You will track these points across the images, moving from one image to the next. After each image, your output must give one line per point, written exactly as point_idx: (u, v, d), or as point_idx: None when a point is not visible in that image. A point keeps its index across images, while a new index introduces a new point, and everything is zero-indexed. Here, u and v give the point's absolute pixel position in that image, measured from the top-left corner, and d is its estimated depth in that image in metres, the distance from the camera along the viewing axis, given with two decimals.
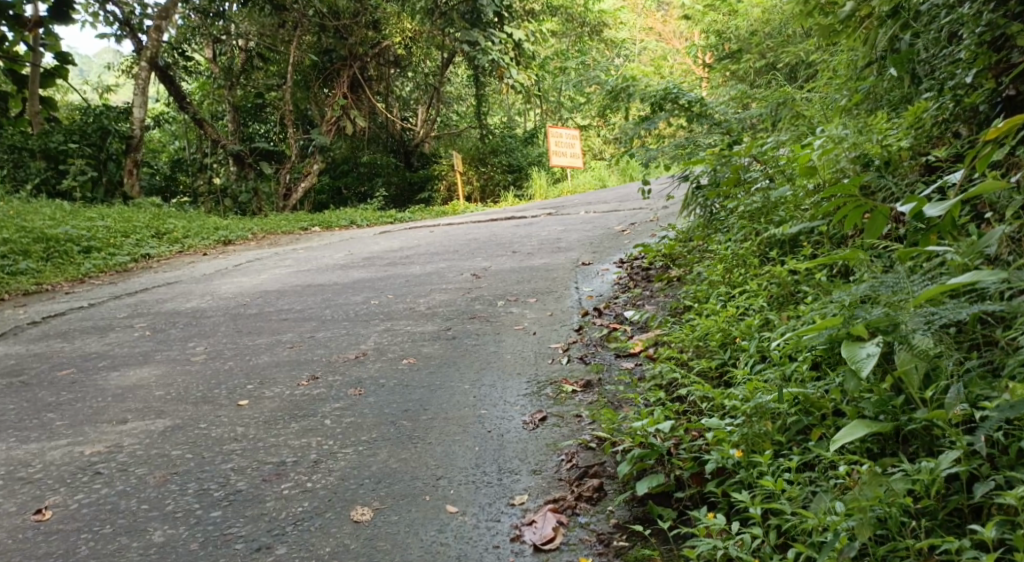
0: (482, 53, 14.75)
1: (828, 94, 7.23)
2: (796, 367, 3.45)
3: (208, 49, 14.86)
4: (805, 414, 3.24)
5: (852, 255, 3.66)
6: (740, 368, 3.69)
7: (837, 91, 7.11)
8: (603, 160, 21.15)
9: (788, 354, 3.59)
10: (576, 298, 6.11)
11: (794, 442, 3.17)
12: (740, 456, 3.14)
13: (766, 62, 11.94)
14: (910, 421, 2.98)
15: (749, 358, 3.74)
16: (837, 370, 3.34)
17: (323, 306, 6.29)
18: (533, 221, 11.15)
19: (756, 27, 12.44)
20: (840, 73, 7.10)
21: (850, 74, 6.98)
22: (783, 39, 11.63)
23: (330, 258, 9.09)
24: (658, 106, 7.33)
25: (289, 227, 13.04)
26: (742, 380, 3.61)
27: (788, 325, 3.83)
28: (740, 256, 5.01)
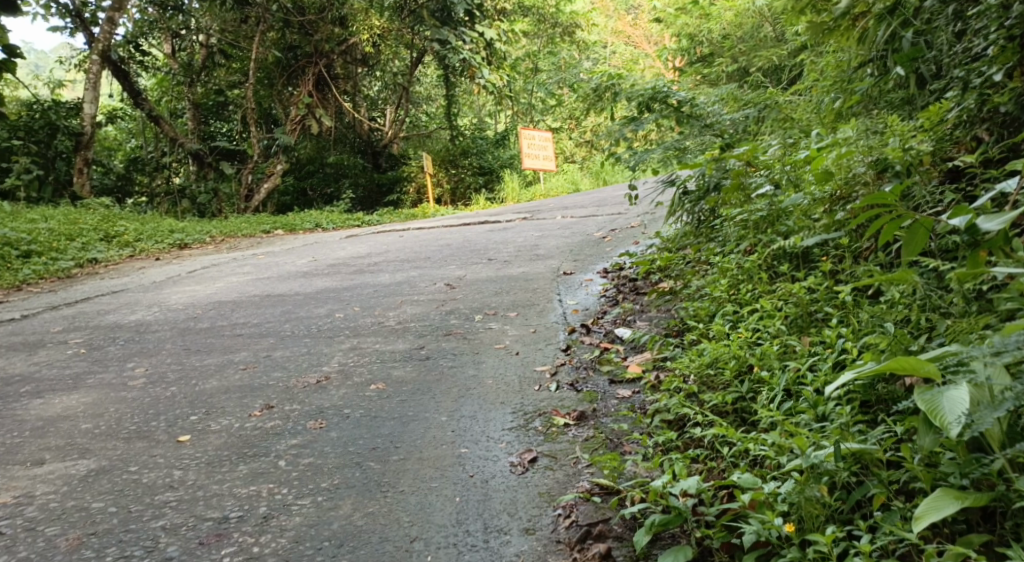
0: (453, 52, 14.25)
1: (818, 96, 6.79)
2: (839, 412, 3.03)
3: (167, 44, 14.24)
4: (863, 475, 2.80)
5: (899, 277, 3.17)
6: (765, 407, 3.23)
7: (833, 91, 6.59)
8: (576, 163, 20.72)
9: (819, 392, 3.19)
10: (560, 313, 5.60)
11: (852, 511, 2.74)
12: (790, 530, 2.70)
13: (738, 66, 11.70)
14: (1011, 492, 2.57)
15: (775, 395, 3.28)
16: (898, 422, 2.92)
17: (282, 320, 5.74)
18: (507, 225, 10.67)
19: (728, 30, 12.12)
20: (834, 73, 6.64)
21: (843, 75, 6.52)
22: (755, 43, 11.43)
23: (292, 265, 8.54)
24: (646, 106, 6.75)
25: (250, 230, 12.42)
26: (767, 421, 3.16)
27: (819, 359, 3.37)
28: (744, 269, 4.51)
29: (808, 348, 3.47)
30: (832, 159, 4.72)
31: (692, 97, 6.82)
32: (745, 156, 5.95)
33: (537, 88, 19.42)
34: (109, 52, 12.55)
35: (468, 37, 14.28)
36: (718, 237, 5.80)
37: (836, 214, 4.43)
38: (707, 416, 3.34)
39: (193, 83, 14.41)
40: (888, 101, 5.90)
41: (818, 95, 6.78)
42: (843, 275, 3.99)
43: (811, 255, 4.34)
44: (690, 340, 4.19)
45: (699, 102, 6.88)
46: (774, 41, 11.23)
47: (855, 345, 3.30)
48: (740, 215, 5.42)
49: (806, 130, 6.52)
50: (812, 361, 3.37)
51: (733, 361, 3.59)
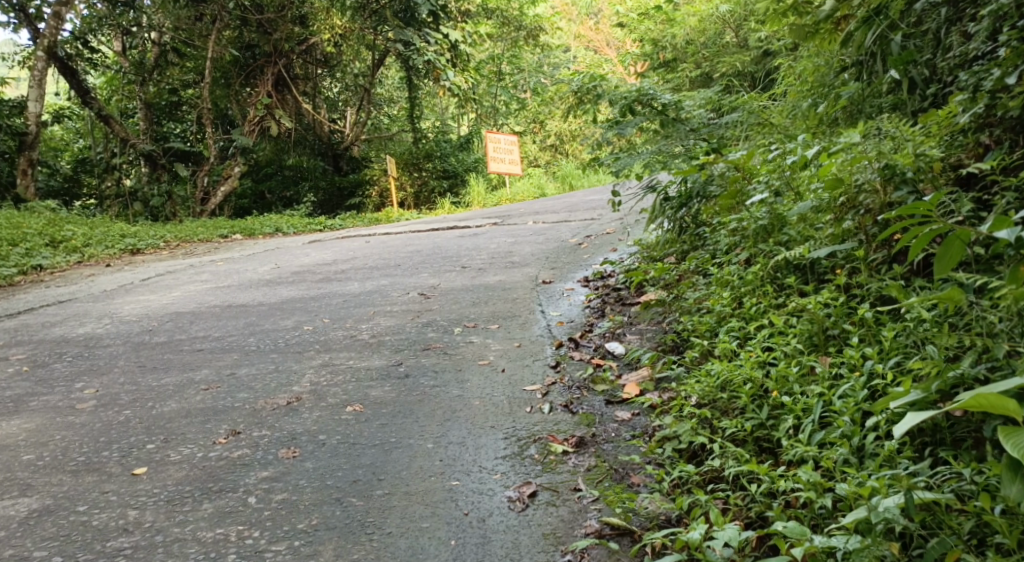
0: (417, 53, 13.95)
1: (799, 99, 6.55)
2: (882, 447, 2.87)
3: (117, 41, 13.66)
4: (932, 529, 2.63)
5: (946, 295, 2.81)
6: (793, 439, 3.03)
7: (813, 99, 6.29)
8: (540, 167, 20.45)
9: (858, 417, 3.01)
10: (544, 326, 5.30)
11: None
12: None
13: (700, 72, 11.57)
14: None
15: (810, 425, 3.05)
16: (966, 465, 2.74)
17: (247, 333, 5.39)
18: (479, 230, 10.35)
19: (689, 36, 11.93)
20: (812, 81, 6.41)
21: (824, 82, 6.28)
22: (717, 48, 11.41)
23: (253, 272, 8.18)
24: (630, 110, 6.47)
25: (207, 234, 11.99)
26: (796, 455, 2.98)
27: (850, 384, 3.12)
28: (747, 282, 4.21)
29: (829, 371, 3.21)
30: (840, 162, 4.34)
31: (678, 100, 6.52)
32: (737, 161, 5.63)
33: (501, 93, 19.11)
34: (56, 48, 12.09)
35: (432, 38, 13.96)
36: (709, 246, 5.53)
37: (846, 223, 4.16)
38: (731, 446, 3.11)
39: (145, 82, 13.77)
40: (868, 108, 5.74)
41: (798, 99, 6.54)
42: (861, 287, 3.70)
43: (820, 267, 4.03)
44: (697, 356, 3.90)
45: (687, 104, 6.57)
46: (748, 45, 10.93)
47: (895, 376, 3.05)
48: (735, 224, 5.17)
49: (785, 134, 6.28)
50: (840, 384, 3.14)
51: (748, 383, 3.30)
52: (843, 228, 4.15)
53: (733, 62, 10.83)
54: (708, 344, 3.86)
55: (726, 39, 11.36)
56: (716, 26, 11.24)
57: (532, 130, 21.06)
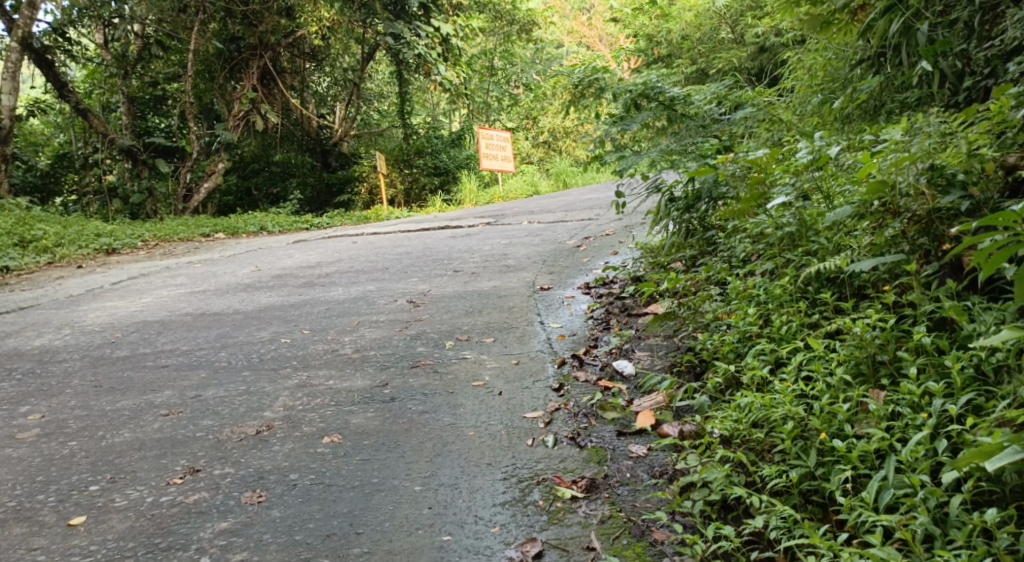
0: (407, 47, 13.41)
1: (806, 98, 6.32)
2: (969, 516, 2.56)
3: (99, 33, 12.95)
4: None
5: None
6: (857, 499, 2.69)
7: (820, 98, 6.16)
8: (533, 164, 19.94)
9: (931, 474, 2.70)
10: (544, 340, 4.85)
11: None
12: None
13: (696, 69, 11.14)
14: None
15: (875, 483, 2.71)
16: None
17: (217, 347, 4.94)
18: (470, 231, 9.89)
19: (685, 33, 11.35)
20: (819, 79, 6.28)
21: (834, 79, 6.11)
22: (712, 45, 10.97)
23: (232, 275, 7.71)
24: (636, 104, 5.98)
25: (187, 233, 11.50)
26: (858, 519, 2.65)
27: (914, 427, 2.81)
28: (774, 297, 3.75)
29: (885, 411, 2.86)
30: (882, 163, 3.80)
31: (687, 94, 6.01)
32: (758, 162, 5.14)
33: (493, 88, 18.56)
34: (31, 40, 11.54)
35: (423, 32, 13.48)
36: (723, 251, 5.11)
37: (888, 232, 3.70)
38: (785, 509, 2.74)
39: (128, 76, 13.08)
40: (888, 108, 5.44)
41: (809, 95, 6.28)
42: (913, 310, 3.35)
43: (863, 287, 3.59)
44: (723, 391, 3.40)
45: (696, 98, 6.02)
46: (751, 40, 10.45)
47: (974, 426, 2.72)
48: (755, 230, 4.72)
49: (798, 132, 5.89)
50: (907, 433, 2.79)
51: (789, 422, 2.93)
52: (886, 236, 3.68)
53: (733, 57, 10.36)
54: (735, 370, 3.41)
55: (724, 34, 10.89)
56: (713, 22, 10.87)
57: (525, 126, 20.58)
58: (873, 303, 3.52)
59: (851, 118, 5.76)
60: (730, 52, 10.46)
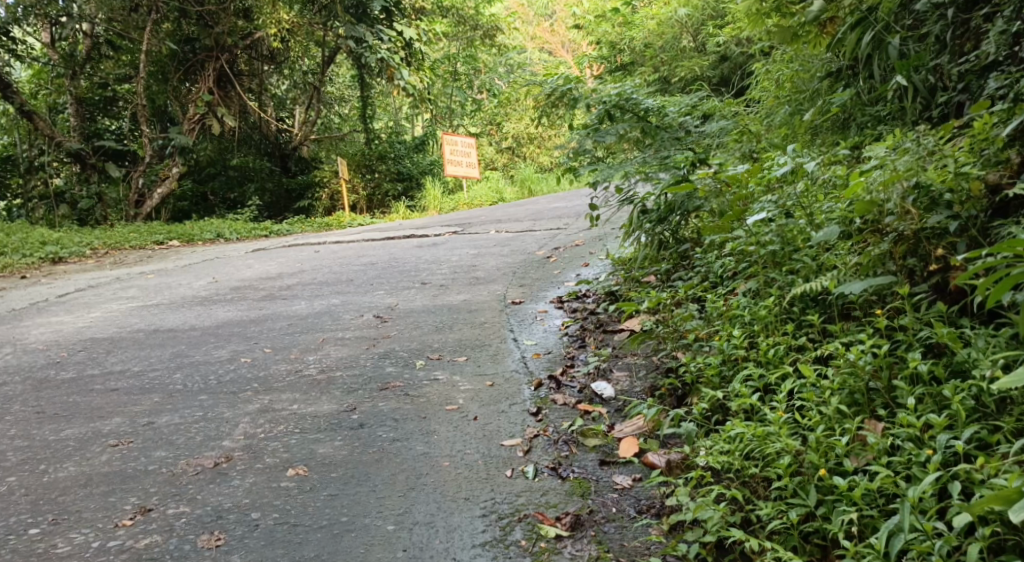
0: (369, 51, 13.14)
1: (775, 107, 6.33)
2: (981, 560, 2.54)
3: (46, 33, 12.46)
4: None
5: None
6: (862, 543, 2.67)
7: (790, 108, 6.10)
8: (497, 170, 19.76)
9: (937, 514, 2.68)
10: (518, 358, 4.67)
11: None
12: None
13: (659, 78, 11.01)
14: None
15: (881, 525, 2.69)
16: None
17: (173, 368, 4.75)
18: (437, 240, 9.67)
19: (650, 40, 11.19)
20: (789, 88, 6.20)
21: (800, 90, 6.06)
22: (675, 52, 10.85)
23: (189, 287, 7.47)
24: (610, 115, 5.79)
25: (139, 241, 11.22)
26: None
27: (918, 464, 2.78)
28: (759, 318, 3.58)
29: (885, 445, 2.84)
30: (869, 181, 3.60)
31: (662, 106, 5.85)
32: (736, 175, 4.96)
33: (456, 93, 18.34)
34: None
35: (385, 35, 13.18)
36: (700, 267, 4.94)
37: (874, 251, 3.51)
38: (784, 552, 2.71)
39: (75, 76, 12.82)
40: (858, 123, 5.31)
41: (778, 106, 6.26)
42: (906, 334, 3.22)
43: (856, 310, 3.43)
44: (712, 420, 3.24)
45: (671, 111, 5.87)
46: (718, 48, 10.32)
47: (980, 465, 2.70)
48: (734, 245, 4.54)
49: (767, 145, 5.77)
50: (916, 470, 2.75)
51: (785, 458, 2.89)
52: (874, 256, 3.50)
53: (696, 66, 10.25)
54: (723, 398, 3.25)
55: (686, 43, 10.75)
56: (679, 28, 10.69)
57: (489, 131, 20.34)
58: (864, 326, 3.38)
59: (820, 131, 5.67)
60: (693, 60, 10.36)
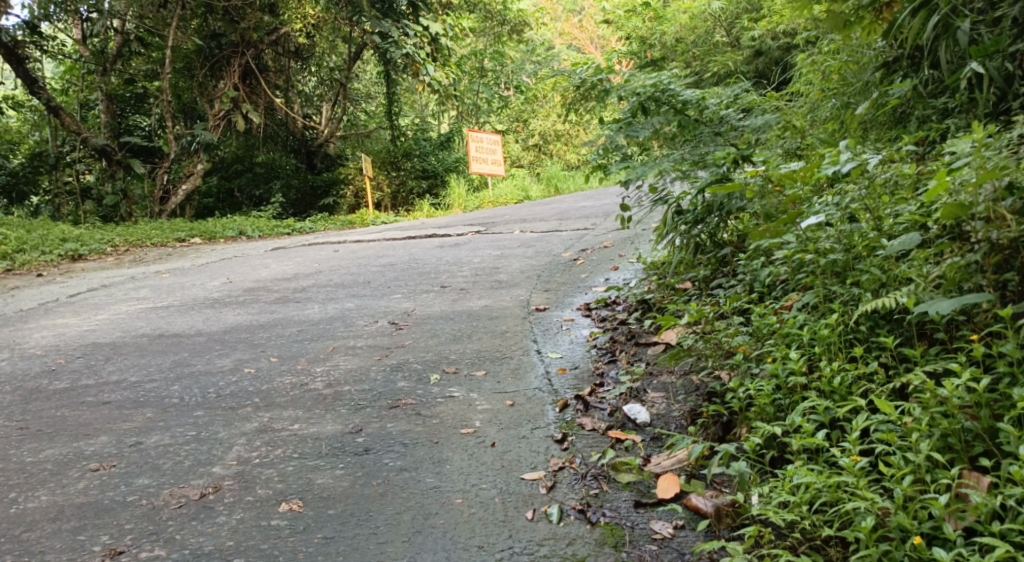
0: (395, 46, 12.74)
1: (820, 103, 5.94)
2: None
3: (77, 28, 12.04)
4: None
5: None
6: None
7: (835, 103, 5.79)
8: (524, 167, 19.35)
9: None
10: (542, 374, 4.26)
11: None
12: None
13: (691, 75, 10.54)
14: None
15: None
16: None
17: (171, 379, 4.36)
18: (461, 240, 9.29)
19: (682, 35, 10.77)
20: (835, 81, 5.88)
21: (849, 81, 5.72)
22: (708, 48, 10.46)
23: (202, 287, 7.14)
24: (645, 108, 5.38)
25: (161, 238, 10.91)
26: None
27: None
28: (821, 338, 3.18)
29: (992, 508, 2.51)
30: (955, 182, 3.16)
31: (702, 97, 5.40)
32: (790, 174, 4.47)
33: (483, 89, 17.90)
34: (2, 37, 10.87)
35: (412, 30, 12.76)
36: (744, 276, 4.53)
37: (959, 262, 3.07)
38: None
39: (106, 73, 12.42)
40: (917, 116, 5.07)
41: (823, 100, 5.91)
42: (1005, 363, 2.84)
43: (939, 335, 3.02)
44: (767, 461, 2.88)
45: (712, 103, 5.39)
46: (755, 41, 9.88)
47: None
48: (783, 249, 4.15)
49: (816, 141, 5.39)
50: None
51: (869, 520, 2.55)
52: (960, 267, 3.05)
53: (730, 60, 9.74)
54: (781, 436, 2.90)
55: (720, 37, 10.50)
56: (707, 24, 10.46)
57: (515, 128, 19.88)
58: (950, 353, 2.98)
59: (874, 126, 5.35)
60: (726, 56, 9.91)
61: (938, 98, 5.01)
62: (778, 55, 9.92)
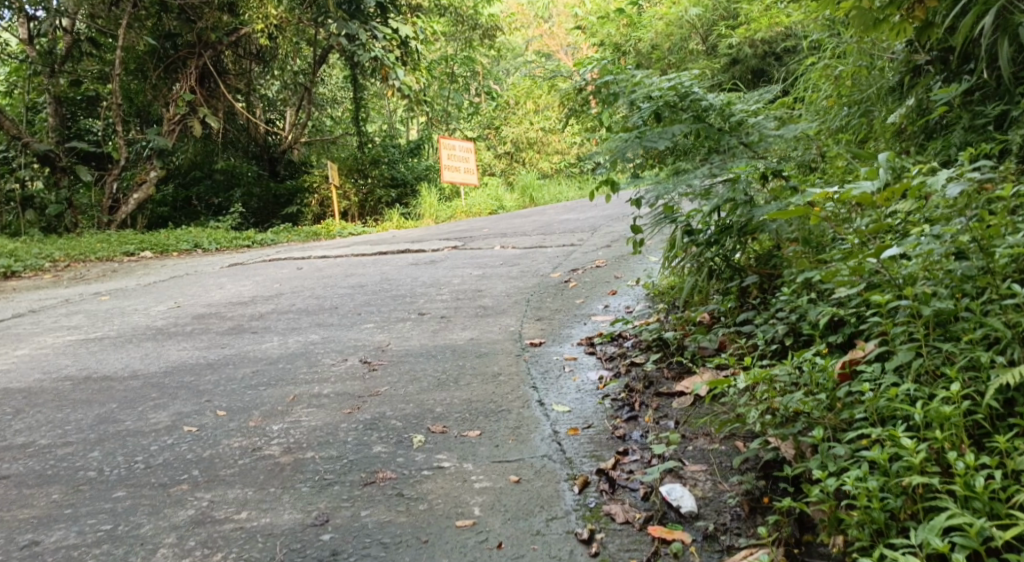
0: (363, 49, 11.95)
1: (831, 113, 5.26)
2: None
3: (23, 27, 11.19)
4: None
5: None
6: None
7: (849, 111, 5.14)
8: (497, 175, 18.50)
9: None
10: (548, 436, 3.48)
11: None
12: None
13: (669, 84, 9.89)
14: None
15: None
16: None
17: (92, 442, 3.55)
18: (435, 256, 8.50)
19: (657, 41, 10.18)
20: (848, 89, 5.22)
21: (862, 91, 5.09)
22: (685, 53, 9.79)
23: (144, 313, 6.28)
24: (660, 116, 4.53)
25: (105, 252, 10.01)
26: None
27: None
28: (939, 420, 2.62)
29: None
30: None
31: (727, 103, 4.61)
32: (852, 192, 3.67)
33: (455, 96, 17.10)
34: None
35: (381, 33, 11.96)
36: (787, 316, 3.83)
37: None
38: None
39: (54, 75, 11.46)
40: (962, 127, 4.39)
41: (838, 109, 5.23)
42: None
43: None
44: None
45: (738, 109, 4.61)
46: (732, 49, 9.29)
47: None
48: (844, 287, 3.44)
49: (852, 158, 4.68)
50: None
51: None
52: None
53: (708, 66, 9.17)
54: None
55: (695, 44, 9.83)
56: (693, 25, 9.74)
57: (486, 136, 19.06)
58: None
59: (902, 138, 4.75)
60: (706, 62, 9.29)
61: (985, 105, 4.38)
62: (756, 63, 9.29)
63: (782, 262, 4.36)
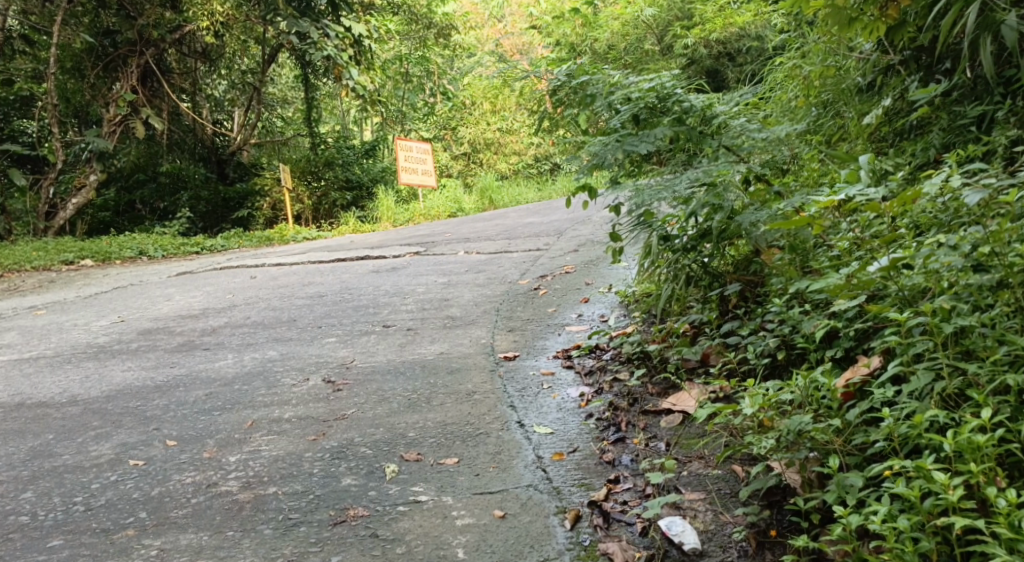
0: (314, 48, 11.53)
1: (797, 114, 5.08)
2: None
3: None
4: None
5: None
6: None
7: (818, 111, 4.94)
8: (455, 176, 18.18)
9: None
10: (532, 462, 3.21)
11: None
12: None
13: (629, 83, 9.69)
14: None
15: None
16: None
17: (26, 482, 3.25)
18: (396, 263, 8.19)
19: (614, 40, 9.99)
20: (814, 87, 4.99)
21: (827, 91, 4.87)
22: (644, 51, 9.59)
23: (83, 329, 5.92)
24: (638, 119, 4.23)
25: (43, 262, 9.58)
26: None
27: None
28: (972, 451, 2.46)
29: None
30: None
31: (710, 103, 4.31)
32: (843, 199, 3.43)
33: (410, 96, 16.75)
34: None
35: (333, 31, 11.53)
36: (778, 327, 3.59)
37: None
38: None
39: None
40: (941, 127, 4.18)
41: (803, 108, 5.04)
42: None
43: None
44: None
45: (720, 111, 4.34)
46: (688, 49, 9.35)
47: None
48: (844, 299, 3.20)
49: (830, 160, 4.46)
50: None
51: None
52: None
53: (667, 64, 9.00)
54: None
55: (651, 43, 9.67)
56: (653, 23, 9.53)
57: (444, 136, 18.68)
58: None
59: (879, 138, 4.55)
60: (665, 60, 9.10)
61: (968, 105, 4.16)
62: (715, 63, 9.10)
63: (764, 269, 4.11)
